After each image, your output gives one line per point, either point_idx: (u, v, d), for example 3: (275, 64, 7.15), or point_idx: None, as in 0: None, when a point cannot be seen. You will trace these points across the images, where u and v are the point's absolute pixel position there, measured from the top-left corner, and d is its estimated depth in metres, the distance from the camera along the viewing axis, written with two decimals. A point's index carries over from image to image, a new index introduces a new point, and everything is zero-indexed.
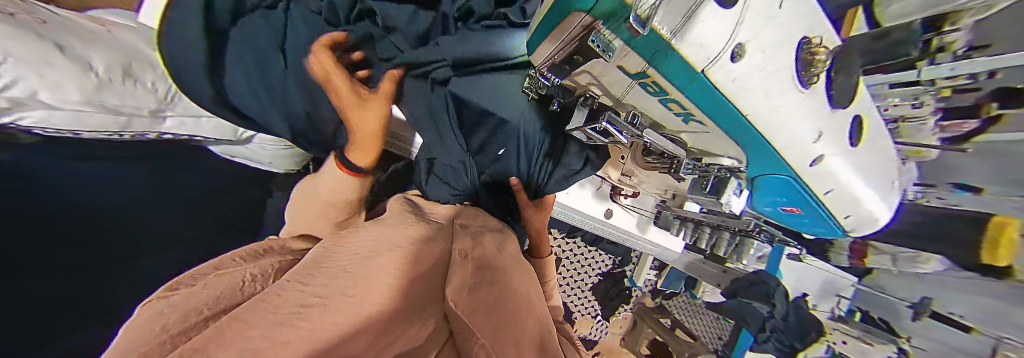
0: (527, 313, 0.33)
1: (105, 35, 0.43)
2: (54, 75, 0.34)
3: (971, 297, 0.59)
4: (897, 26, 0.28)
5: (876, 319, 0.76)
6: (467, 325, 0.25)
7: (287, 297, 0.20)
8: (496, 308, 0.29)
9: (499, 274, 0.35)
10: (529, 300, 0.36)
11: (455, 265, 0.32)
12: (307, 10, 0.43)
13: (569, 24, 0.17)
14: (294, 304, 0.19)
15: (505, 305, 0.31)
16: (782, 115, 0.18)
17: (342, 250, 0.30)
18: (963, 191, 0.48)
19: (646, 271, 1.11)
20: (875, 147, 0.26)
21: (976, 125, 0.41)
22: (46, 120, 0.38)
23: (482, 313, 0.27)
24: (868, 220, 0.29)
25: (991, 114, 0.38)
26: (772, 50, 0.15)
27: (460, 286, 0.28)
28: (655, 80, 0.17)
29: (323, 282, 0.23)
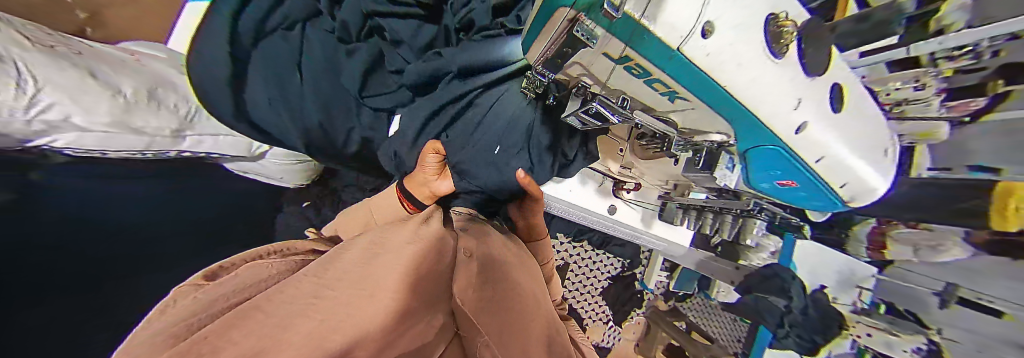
0: (532, 316, 0.33)
1: (134, 63, 0.47)
2: (86, 99, 0.37)
3: (998, 283, 0.58)
4: (882, 5, 0.27)
5: (903, 312, 0.73)
6: (476, 326, 0.26)
7: (301, 289, 0.21)
8: (497, 305, 0.30)
9: (502, 278, 0.36)
10: (534, 302, 0.36)
11: (459, 263, 0.34)
12: (321, 29, 0.49)
13: (559, 16, 0.18)
14: (306, 296, 0.20)
15: (507, 300, 0.32)
16: (761, 84, 0.19)
17: (353, 247, 0.31)
18: (981, 171, 0.49)
19: (656, 271, 1.10)
20: (862, 114, 0.26)
21: (985, 103, 0.46)
22: (76, 141, 0.40)
23: (488, 314, 0.28)
24: (869, 191, 0.29)
25: (1000, 91, 0.44)
26: (740, 26, 0.16)
27: (466, 285, 0.30)
28: (638, 63, 0.19)
29: (340, 275, 0.25)
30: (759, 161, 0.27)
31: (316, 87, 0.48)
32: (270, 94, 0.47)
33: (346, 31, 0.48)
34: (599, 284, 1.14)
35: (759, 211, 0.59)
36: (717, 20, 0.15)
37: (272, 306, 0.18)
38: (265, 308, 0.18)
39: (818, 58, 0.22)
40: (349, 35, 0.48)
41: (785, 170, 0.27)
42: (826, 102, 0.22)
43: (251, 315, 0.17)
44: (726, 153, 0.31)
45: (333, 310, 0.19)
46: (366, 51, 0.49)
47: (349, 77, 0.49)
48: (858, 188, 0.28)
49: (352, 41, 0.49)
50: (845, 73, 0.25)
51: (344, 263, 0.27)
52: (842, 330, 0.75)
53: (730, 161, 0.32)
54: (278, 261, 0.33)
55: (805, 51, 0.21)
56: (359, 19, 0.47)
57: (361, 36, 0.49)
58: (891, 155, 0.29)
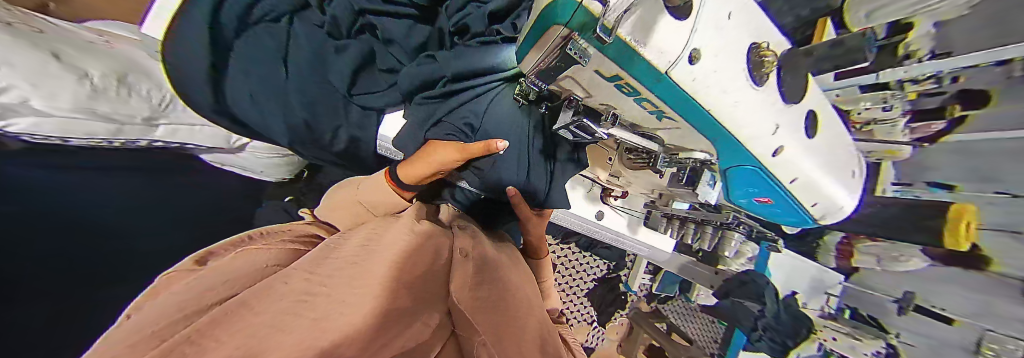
0: (527, 316, 0.32)
1: (104, 46, 0.44)
2: (49, 83, 0.34)
3: (956, 292, 0.67)
4: (851, 34, 0.27)
5: (865, 316, 0.80)
6: (471, 325, 0.25)
7: (290, 287, 0.21)
8: (493, 305, 0.29)
9: (498, 277, 0.36)
10: (528, 304, 0.35)
11: (456, 263, 0.34)
12: (310, 23, 0.47)
13: (551, 34, 0.18)
14: (298, 293, 0.20)
15: (504, 303, 0.31)
16: (743, 108, 0.20)
17: (346, 244, 0.30)
18: (939, 188, 0.62)
19: (640, 275, 1.11)
20: (833, 138, 0.28)
21: (945, 126, 0.58)
22: (34, 126, 0.37)
23: (486, 313, 0.27)
24: (838, 210, 0.31)
25: (962, 114, 0.55)
26: (723, 55, 0.17)
27: (461, 284, 0.29)
28: (628, 82, 0.19)
29: (332, 272, 0.24)
30: (739, 181, 0.27)
31: (300, 87, 0.47)
32: (255, 87, 0.46)
33: (336, 26, 0.46)
34: (584, 285, 1.15)
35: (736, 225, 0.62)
36: (701, 47, 0.16)
37: (259, 311, 0.17)
38: (247, 308, 0.17)
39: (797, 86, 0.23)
40: (340, 31, 0.47)
41: (764, 189, 0.28)
42: (801, 127, 0.24)
43: (234, 316, 0.16)
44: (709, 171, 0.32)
45: (322, 309, 0.18)
46: (354, 48, 0.47)
47: (337, 75, 0.47)
48: (828, 208, 0.30)
49: (343, 37, 0.47)
50: (818, 98, 0.26)
51: (338, 259, 0.26)
52: (811, 334, 0.79)
53: (711, 177, 0.35)
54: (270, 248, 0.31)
55: (785, 79, 0.22)
56: (350, 15, 0.46)
57: (353, 32, 0.47)
58: (858, 176, 0.31)
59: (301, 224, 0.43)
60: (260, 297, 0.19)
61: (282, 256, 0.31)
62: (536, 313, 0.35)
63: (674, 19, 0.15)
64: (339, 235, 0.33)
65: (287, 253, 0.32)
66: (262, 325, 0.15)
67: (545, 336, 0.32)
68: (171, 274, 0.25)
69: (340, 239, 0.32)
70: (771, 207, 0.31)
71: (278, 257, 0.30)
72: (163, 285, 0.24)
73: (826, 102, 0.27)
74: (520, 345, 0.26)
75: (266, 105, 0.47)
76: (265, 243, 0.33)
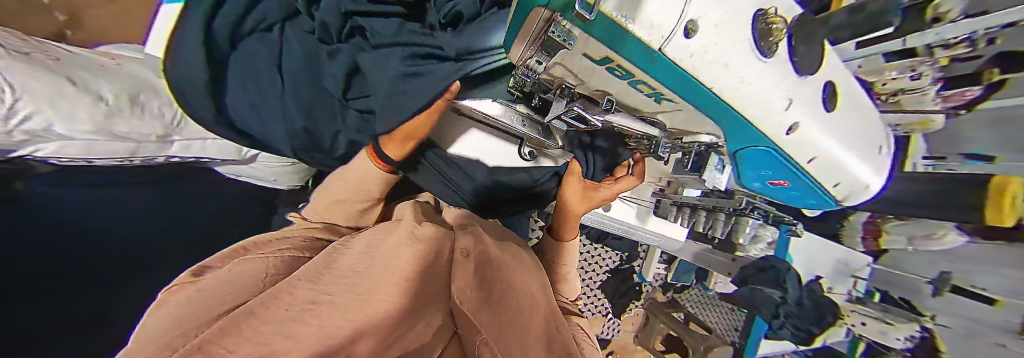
0: (531, 312, 0.31)
1: (115, 67, 0.46)
2: (65, 103, 0.36)
3: (999, 271, 0.62)
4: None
5: (896, 299, 0.77)
6: (475, 325, 0.26)
7: (297, 295, 0.21)
8: (495, 303, 0.29)
9: (501, 274, 0.36)
10: (532, 298, 0.35)
11: (456, 264, 0.34)
12: (302, 28, 0.44)
13: (535, 16, 0.18)
14: (304, 302, 0.19)
15: (505, 300, 0.30)
16: (749, 84, 0.18)
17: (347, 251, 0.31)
18: (977, 160, 0.59)
19: (654, 265, 1.09)
20: (854, 110, 0.25)
21: (979, 92, 0.53)
22: (60, 150, 0.39)
23: (488, 311, 0.27)
24: (862, 189, 0.29)
25: (1000, 79, 0.51)
26: (725, 26, 0.16)
27: (465, 285, 0.30)
28: (619, 64, 0.18)
29: (333, 280, 0.24)
30: (748, 165, 0.26)
31: (294, 94, 0.47)
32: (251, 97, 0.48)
33: (326, 31, 0.42)
34: (597, 278, 1.13)
35: (752, 209, 0.57)
36: (700, 18, 0.15)
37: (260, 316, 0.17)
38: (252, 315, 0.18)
39: (810, 58, 0.22)
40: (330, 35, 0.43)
41: (777, 170, 0.26)
42: (817, 101, 0.22)
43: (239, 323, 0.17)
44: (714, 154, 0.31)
45: (327, 315, 0.18)
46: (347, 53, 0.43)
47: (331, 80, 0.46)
48: (850, 187, 0.28)
49: (334, 42, 0.44)
50: (840, 71, 0.24)
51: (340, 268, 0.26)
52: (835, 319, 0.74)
53: (720, 162, 0.35)
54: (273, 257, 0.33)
55: (795, 49, 0.20)
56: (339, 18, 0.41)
57: (342, 36, 0.43)
58: (885, 151, 0.29)
59: (301, 231, 0.45)
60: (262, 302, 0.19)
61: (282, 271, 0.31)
62: (541, 306, 0.34)
63: None
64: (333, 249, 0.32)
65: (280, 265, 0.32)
66: (263, 331, 0.15)
67: (552, 330, 0.30)
68: (177, 283, 0.26)
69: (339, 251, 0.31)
70: (784, 188, 0.30)
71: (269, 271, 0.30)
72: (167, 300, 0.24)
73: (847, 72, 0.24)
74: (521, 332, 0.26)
75: (268, 115, 0.49)
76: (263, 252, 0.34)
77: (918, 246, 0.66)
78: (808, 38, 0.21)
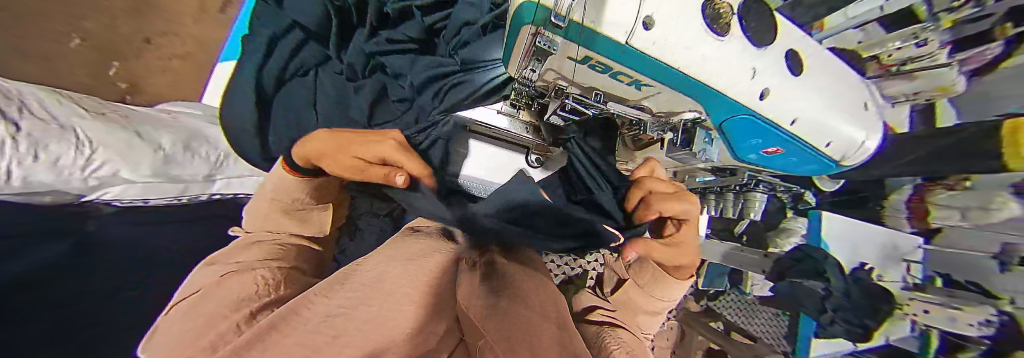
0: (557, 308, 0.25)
1: (172, 120, 0.56)
2: (133, 154, 0.46)
3: None
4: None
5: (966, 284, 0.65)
6: (484, 338, 0.17)
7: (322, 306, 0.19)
8: (513, 299, 0.23)
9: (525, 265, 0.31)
10: (558, 295, 0.30)
11: (470, 271, 0.26)
12: (332, 71, 0.55)
13: (523, 32, 0.21)
14: (328, 311, 0.18)
15: (527, 297, 0.22)
16: (712, 60, 0.20)
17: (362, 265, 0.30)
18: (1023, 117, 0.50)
19: (681, 271, 0.98)
20: (829, 72, 0.26)
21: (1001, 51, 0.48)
22: (124, 193, 0.44)
23: (503, 312, 0.20)
24: (857, 147, 0.29)
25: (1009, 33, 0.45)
26: (680, 16, 0.18)
27: (480, 285, 0.22)
28: (598, 61, 0.20)
29: (357, 287, 0.21)
30: (739, 137, 0.27)
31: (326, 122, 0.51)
32: (279, 130, 0.50)
33: (353, 71, 0.54)
34: None
35: (757, 184, 0.56)
36: (656, 13, 0.18)
37: (289, 329, 0.16)
38: (295, 319, 0.17)
39: (764, 29, 0.23)
40: (356, 73, 0.54)
41: (767, 137, 0.26)
42: (784, 69, 0.23)
43: (283, 327, 0.16)
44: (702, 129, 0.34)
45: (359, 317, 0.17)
46: (370, 86, 0.54)
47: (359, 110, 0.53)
48: (845, 146, 0.28)
49: (358, 78, 0.54)
50: (804, 41, 0.25)
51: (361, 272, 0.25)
52: (894, 309, 0.66)
53: (708, 135, 0.36)
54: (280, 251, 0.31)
55: (749, 26, 0.22)
56: (364, 59, 0.53)
57: (366, 73, 0.55)
58: (872, 107, 0.29)
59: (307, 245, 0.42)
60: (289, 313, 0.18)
61: (291, 274, 0.28)
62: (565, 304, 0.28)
63: None
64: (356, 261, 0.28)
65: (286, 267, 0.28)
66: (292, 344, 0.14)
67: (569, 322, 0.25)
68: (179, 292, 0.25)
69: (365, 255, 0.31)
70: (781, 156, 0.30)
71: (272, 273, 0.26)
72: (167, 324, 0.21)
73: (808, 40, 0.26)
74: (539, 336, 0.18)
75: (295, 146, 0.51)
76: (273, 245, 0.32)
77: (971, 218, 0.60)
78: (761, 16, 0.23)
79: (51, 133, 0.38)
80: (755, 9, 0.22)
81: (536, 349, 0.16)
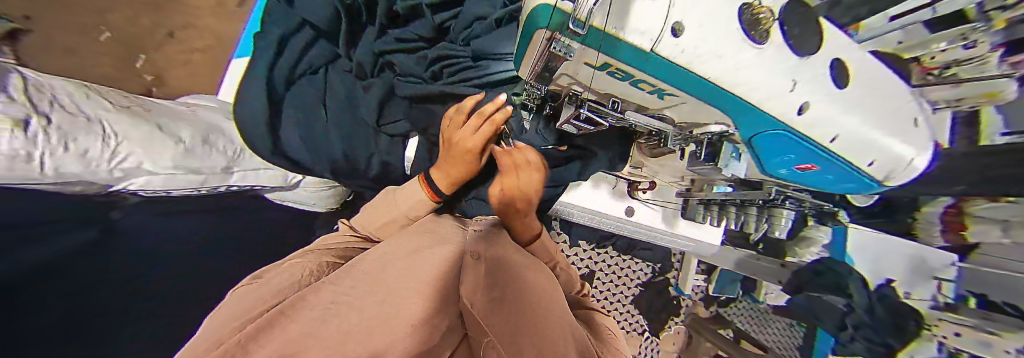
0: (548, 318, 0.29)
1: (192, 114, 0.58)
2: (154, 148, 0.46)
3: None
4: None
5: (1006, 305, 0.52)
6: (484, 328, 0.24)
7: (319, 297, 0.26)
8: (511, 304, 0.27)
9: (512, 275, 0.35)
10: (548, 300, 0.33)
11: (467, 267, 0.34)
12: (343, 70, 0.58)
13: (537, 37, 0.20)
14: (326, 302, 0.25)
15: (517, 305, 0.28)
16: (749, 70, 0.18)
17: (362, 267, 0.33)
18: None
19: (692, 276, 1.03)
20: (876, 84, 0.24)
21: None
22: (147, 183, 0.46)
23: (500, 313, 0.25)
24: (905, 166, 0.26)
25: None
26: (714, 20, 0.16)
27: (474, 287, 0.29)
28: (617, 67, 0.19)
29: (354, 283, 0.29)
30: (767, 150, 0.25)
31: (338, 123, 0.57)
32: (298, 130, 0.54)
33: (362, 69, 0.56)
34: (628, 292, 1.09)
35: (784, 201, 0.52)
36: (688, 17, 0.15)
37: (276, 333, 0.19)
38: (284, 323, 0.21)
39: (806, 37, 0.21)
40: (365, 72, 0.57)
41: (798, 151, 0.25)
42: (828, 79, 0.21)
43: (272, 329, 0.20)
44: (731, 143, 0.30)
45: (345, 314, 0.23)
46: (379, 85, 0.57)
47: (368, 109, 0.57)
48: (891, 164, 0.26)
49: (368, 75, 0.57)
50: (849, 47, 0.23)
51: (358, 272, 0.32)
52: (919, 328, 0.59)
53: (733, 150, 0.33)
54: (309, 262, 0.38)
55: (790, 31, 0.20)
56: (372, 58, 0.55)
57: (375, 72, 0.57)
58: (924, 122, 0.26)
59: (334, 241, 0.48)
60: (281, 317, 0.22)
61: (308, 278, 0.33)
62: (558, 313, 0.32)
63: None
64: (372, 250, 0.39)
65: (329, 262, 0.39)
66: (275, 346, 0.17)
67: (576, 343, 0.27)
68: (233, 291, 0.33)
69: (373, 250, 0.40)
70: (814, 172, 0.28)
71: (321, 263, 0.38)
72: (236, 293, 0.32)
73: (855, 46, 0.23)
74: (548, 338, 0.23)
75: (316, 147, 0.55)
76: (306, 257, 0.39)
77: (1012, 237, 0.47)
78: (802, 20, 0.21)
79: (78, 125, 0.37)
80: (794, 14, 0.20)
81: (525, 350, 0.20)
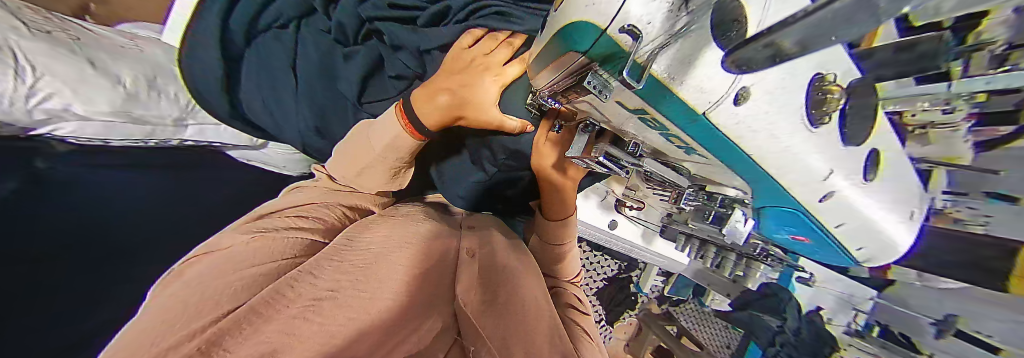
0: (536, 316, 0.31)
1: (134, 51, 0.51)
2: (86, 89, 0.43)
3: None
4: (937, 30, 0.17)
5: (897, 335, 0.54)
6: (479, 334, 0.27)
7: (300, 291, 0.25)
8: (499, 310, 0.30)
9: (503, 273, 0.37)
10: (536, 301, 0.34)
11: (462, 264, 0.35)
12: (321, 33, 0.51)
13: (569, 59, 0.18)
14: (307, 298, 0.24)
15: (511, 309, 0.31)
16: (795, 154, 0.17)
17: (349, 251, 0.32)
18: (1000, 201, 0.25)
19: (652, 277, 1.13)
20: (901, 178, 0.24)
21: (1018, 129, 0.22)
22: (78, 130, 0.46)
23: (492, 316, 0.29)
24: (890, 252, 0.27)
25: None
26: (786, 89, 0.14)
27: (469, 285, 0.32)
28: (653, 116, 0.18)
29: (335, 276, 0.28)
30: (772, 218, 0.25)
31: (310, 95, 0.52)
32: (269, 103, 0.54)
33: (343, 33, 0.50)
34: (594, 283, 1.20)
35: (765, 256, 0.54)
36: (758, 84, 0.14)
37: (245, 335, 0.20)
38: (250, 325, 0.21)
39: (863, 125, 0.19)
40: (347, 37, 0.50)
41: (802, 227, 0.25)
42: (863, 171, 0.20)
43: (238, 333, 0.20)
44: (740, 209, 0.29)
45: (331, 313, 0.24)
46: (363, 54, 0.50)
47: (347, 84, 0.52)
48: (880, 250, 0.27)
49: (351, 44, 0.51)
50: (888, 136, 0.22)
51: (346, 264, 0.30)
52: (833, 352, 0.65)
53: (743, 214, 0.29)
54: (276, 241, 0.34)
55: (847, 119, 0.19)
56: (356, 22, 0.49)
57: (359, 38, 0.50)
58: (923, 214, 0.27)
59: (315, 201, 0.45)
60: (253, 312, 0.22)
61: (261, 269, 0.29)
62: (547, 307, 0.35)
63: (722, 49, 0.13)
64: (358, 231, 0.37)
65: (300, 240, 0.36)
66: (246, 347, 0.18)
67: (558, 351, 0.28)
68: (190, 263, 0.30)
69: (360, 234, 0.37)
70: (808, 243, 0.29)
71: (289, 242, 0.35)
72: (187, 266, 0.31)
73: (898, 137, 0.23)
74: (528, 349, 0.26)
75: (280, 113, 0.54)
76: (274, 231, 0.35)
77: (926, 282, 0.45)
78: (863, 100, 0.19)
79: None
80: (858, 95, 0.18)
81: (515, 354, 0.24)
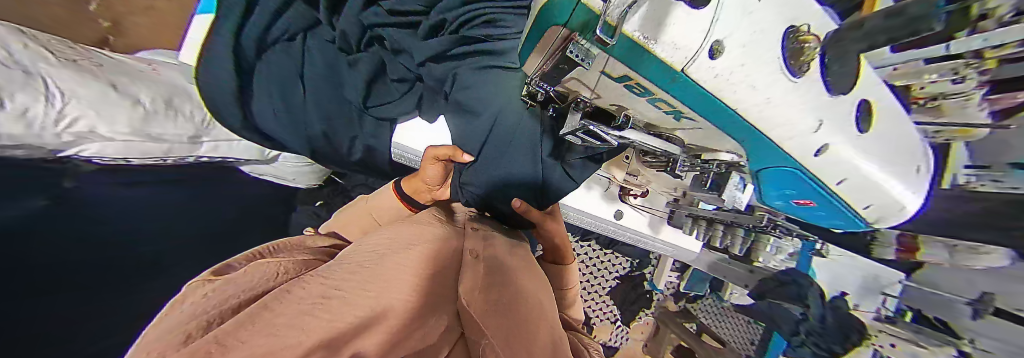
0: (539, 319, 0.31)
1: (152, 73, 0.53)
2: (107, 109, 0.41)
3: None
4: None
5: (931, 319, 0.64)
6: (479, 328, 0.24)
7: (308, 290, 0.22)
8: (504, 308, 0.29)
9: (509, 275, 0.37)
10: (540, 304, 0.35)
11: (467, 265, 0.35)
12: (325, 41, 0.53)
13: (553, 34, 0.20)
14: (315, 296, 0.21)
15: (517, 310, 0.30)
16: (775, 105, 0.20)
17: (356, 253, 0.32)
18: None
19: (666, 273, 1.08)
20: (890, 134, 0.25)
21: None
22: (100, 151, 0.44)
23: (495, 316, 0.26)
24: (897, 211, 0.28)
25: None
26: (755, 45, 0.17)
27: (472, 286, 0.30)
28: (637, 82, 0.21)
29: (346, 276, 0.26)
30: (773, 182, 0.27)
31: (318, 100, 0.54)
32: (275, 112, 0.53)
33: (346, 41, 0.52)
34: (606, 284, 1.13)
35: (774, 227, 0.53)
36: (727, 40, 0.17)
37: (273, 314, 0.18)
38: (269, 312, 0.18)
39: (841, 75, 0.22)
40: (350, 46, 0.52)
41: (802, 187, 0.27)
42: (851, 122, 0.23)
43: (256, 318, 0.17)
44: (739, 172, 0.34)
45: (338, 311, 0.20)
46: (367, 60, 0.53)
47: (353, 90, 0.54)
48: (884, 209, 0.28)
49: (354, 52, 0.53)
50: (876, 89, 0.25)
51: (348, 266, 0.28)
52: (863, 339, 0.65)
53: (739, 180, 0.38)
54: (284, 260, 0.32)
55: (829, 66, 0.22)
56: (359, 30, 0.50)
57: (362, 47, 0.52)
58: (926, 172, 0.28)
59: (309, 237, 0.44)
60: (270, 301, 0.20)
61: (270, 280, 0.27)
62: (550, 314, 0.34)
63: (691, 9, 0.16)
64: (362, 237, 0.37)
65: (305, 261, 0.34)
66: (278, 326, 0.16)
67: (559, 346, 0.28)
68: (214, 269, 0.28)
69: (364, 239, 0.37)
70: (811, 207, 0.30)
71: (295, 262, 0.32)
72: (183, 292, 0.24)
73: (883, 91, 0.25)
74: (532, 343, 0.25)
75: (285, 117, 0.54)
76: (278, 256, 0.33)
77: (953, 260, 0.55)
78: (843, 54, 0.22)
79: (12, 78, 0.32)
80: (834, 49, 0.22)
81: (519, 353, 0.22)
